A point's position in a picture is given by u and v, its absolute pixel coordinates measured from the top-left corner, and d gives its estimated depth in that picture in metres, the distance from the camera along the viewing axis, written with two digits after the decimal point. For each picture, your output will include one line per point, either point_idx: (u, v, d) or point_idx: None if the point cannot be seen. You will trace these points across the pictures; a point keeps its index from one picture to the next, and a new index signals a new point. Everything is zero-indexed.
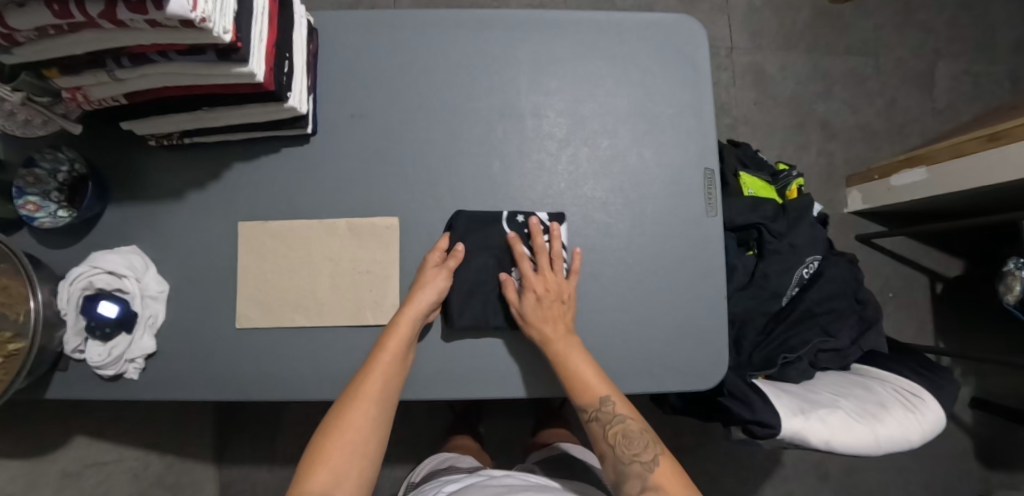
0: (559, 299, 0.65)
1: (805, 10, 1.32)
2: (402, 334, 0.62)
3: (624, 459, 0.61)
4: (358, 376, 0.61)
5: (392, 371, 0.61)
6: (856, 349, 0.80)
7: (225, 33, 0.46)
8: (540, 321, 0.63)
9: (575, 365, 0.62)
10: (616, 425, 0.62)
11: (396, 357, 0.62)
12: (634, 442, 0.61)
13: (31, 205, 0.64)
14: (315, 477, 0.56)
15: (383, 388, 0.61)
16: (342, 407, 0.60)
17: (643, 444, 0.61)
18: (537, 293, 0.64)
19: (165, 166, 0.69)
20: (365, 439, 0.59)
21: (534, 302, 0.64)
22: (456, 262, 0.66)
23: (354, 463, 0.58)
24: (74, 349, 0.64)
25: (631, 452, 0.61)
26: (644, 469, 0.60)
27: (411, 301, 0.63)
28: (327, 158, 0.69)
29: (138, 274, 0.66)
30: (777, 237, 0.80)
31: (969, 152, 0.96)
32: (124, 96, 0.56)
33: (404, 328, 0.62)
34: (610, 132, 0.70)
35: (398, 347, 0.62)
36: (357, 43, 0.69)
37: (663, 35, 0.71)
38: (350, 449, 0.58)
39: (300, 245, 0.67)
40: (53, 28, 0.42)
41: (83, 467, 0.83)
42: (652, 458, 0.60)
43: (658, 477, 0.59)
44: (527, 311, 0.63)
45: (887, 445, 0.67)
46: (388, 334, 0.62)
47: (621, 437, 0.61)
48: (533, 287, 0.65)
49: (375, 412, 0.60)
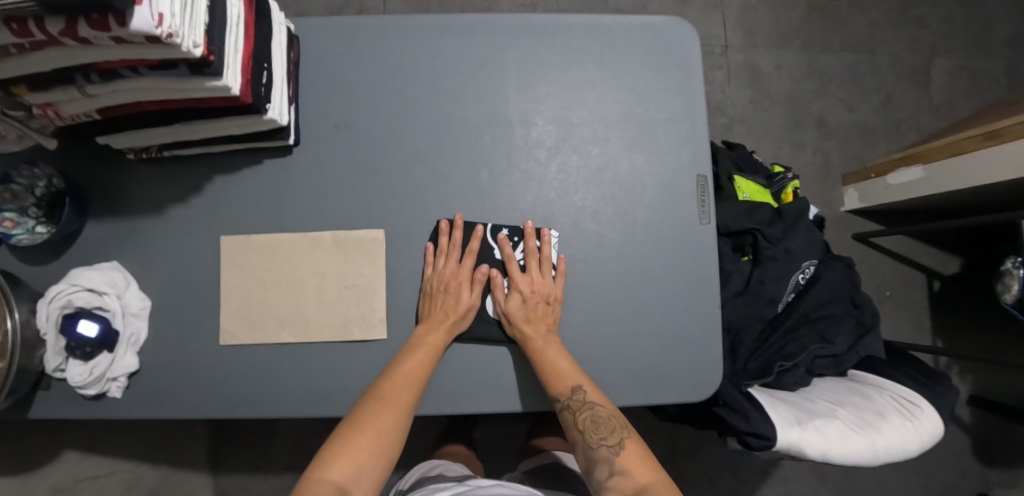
0: (547, 302, 0.65)
1: (799, 7, 1.30)
2: (432, 347, 0.62)
3: (592, 444, 0.61)
4: (383, 380, 0.61)
5: (419, 382, 0.61)
6: (853, 355, 0.78)
7: (196, 47, 0.44)
8: (521, 322, 0.64)
9: (550, 359, 0.61)
10: (585, 411, 0.60)
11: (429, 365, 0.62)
12: (600, 427, 0.60)
13: (8, 221, 0.62)
14: (337, 468, 0.55)
15: (410, 397, 0.60)
16: (366, 409, 0.59)
17: (610, 429, 0.60)
18: (522, 294, 0.65)
19: (144, 180, 0.67)
20: (386, 443, 0.58)
21: (519, 304, 0.64)
22: (481, 286, 0.67)
23: (375, 463, 0.57)
24: (56, 369, 0.61)
25: (598, 437, 0.61)
26: (611, 453, 0.60)
27: (443, 317, 0.63)
28: (310, 170, 0.67)
29: (119, 291, 0.64)
30: (773, 242, 0.78)
31: (966, 151, 0.94)
32: (97, 111, 0.55)
33: (433, 341, 0.62)
34: (601, 139, 0.68)
35: (427, 359, 0.62)
36: (339, 51, 0.68)
37: (654, 38, 0.69)
38: (372, 450, 0.57)
39: (285, 259, 0.66)
40: (15, 46, 0.41)
41: (75, 481, 0.82)
42: (619, 442, 0.60)
43: (624, 461, 0.59)
44: (511, 311, 0.64)
45: (885, 455, 0.66)
46: (417, 346, 0.62)
47: (588, 424, 0.61)
48: (520, 288, 0.65)
49: (399, 419, 0.59)
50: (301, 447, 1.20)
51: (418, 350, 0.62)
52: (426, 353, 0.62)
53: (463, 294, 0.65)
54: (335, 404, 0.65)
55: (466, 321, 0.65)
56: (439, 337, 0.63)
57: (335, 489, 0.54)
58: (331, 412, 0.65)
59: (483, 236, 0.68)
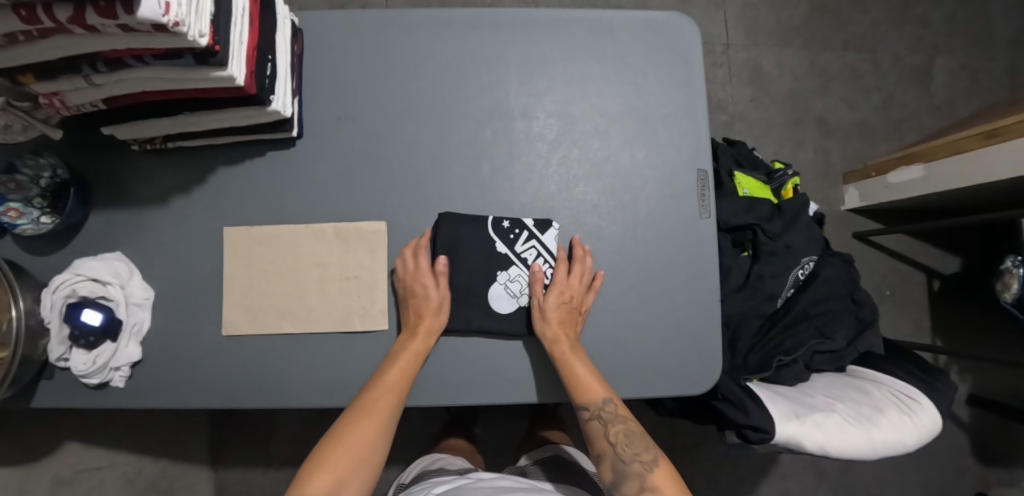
0: (571, 312, 0.64)
1: (801, 6, 1.30)
2: (412, 357, 0.62)
3: (623, 459, 0.62)
4: (366, 390, 0.61)
5: (398, 394, 0.61)
6: (851, 351, 0.78)
7: (201, 37, 0.45)
8: (543, 320, 0.63)
9: (575, 368, 0.61)
10: (617, 425, 0.62)
11: (405, 377, 0.61)
12: (633, 442, 0.62)
13: (13, 211, 0.62)
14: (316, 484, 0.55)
15: (390, 410, 0.60)
16: (348, 421, 0.59)
17: (643, 445, 0.62)
18: (560, 295, 0.64)
19: (148, 171, 0.68)
20: (368, 454, 0.59)
21: (557, 302, 0.64)
22: (444, 279, 0.65)
23: (356, 475, 0.58)
24: (59, 358, 0.62)
25: (631, 452, 0.62)
26: (643, 469, 0.61)
27: (422, 324, 0.63)
28: (313, 163, 0.67)
29: (123, 281, 0.65)
30: (772, 237, 0.79)
31: (965, 149, 0.95)
32: (102, 101, 0.55)
33: (413, 351, 0.62)
34: (602, 133, 0.69)
35: (407, 369, 0.62)
36: (343, 44, 0.68)
37: (655, 33, 0.70)
38: (354, 462, 0.58)
39: (288, 251, 0.66)
40: (22, 34, 0.41)
41: (75, 473, 0.82)
42: (652, 460, 0.61)
43: (655, 478, 0.60)
44: (549, 307, 0.63)
45: (883, 449, 0.66)
46: (398, 355, 0.62)
47: (622, 437, 0.62)
48: (560, 288, 0.64)
49: (379, 431, 0.60)
50: (301, 441, 1.21)
51: (398, 360, 0.62)
52: (408, 362, 0.62)
53: (431, 292, 0.64)
54: (335, 396, 0.65)
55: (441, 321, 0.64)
56: (418, 346, 0.62)
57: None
58: (332, 403, 0.65)
59: (485, 226, 0.67)
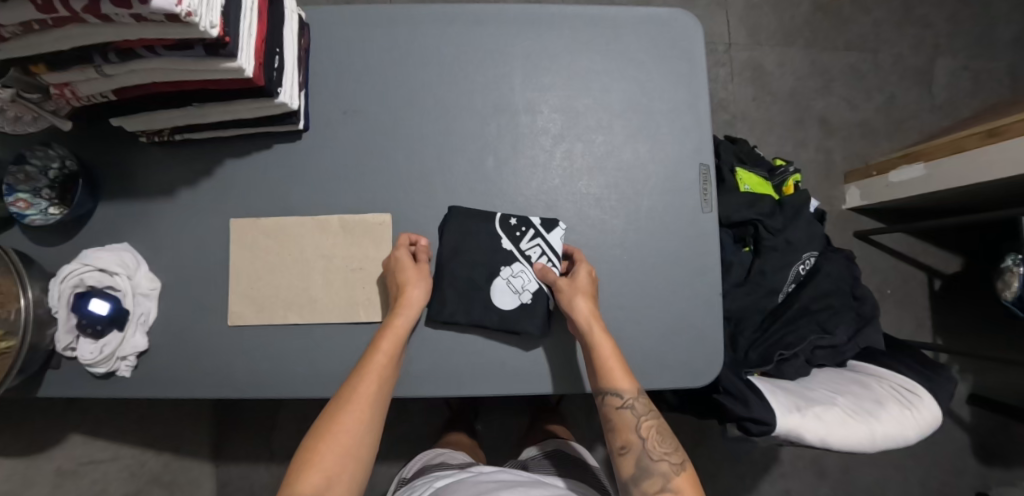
0: (594, 296, 0.64)
1: (803, 6, 1.31)
2: (397, 335, 0.61)
3: (652, 456, 0.61)
4: (353, 374, 0.60)
5: (382, 375, 0.60)
6: (853, 346, 0.79)
7: (212, 28, 0.45)
8: (578, 295, 0.62)
9: (608, 351, 0.61)
10: (649, 419, 0.63)
11: (390, 359, 0.60)
12: (664, 440, 0.62)
13: (22, 202, 0.64)
14: (306, 480, 0.54)
15: (376, 394, 0.59)
16: (338, 407, 0.58)
17: (672, 445, 0.62)
18: (588, 275, 0.64)
19: (155, 163, 0.68)
20: (362, 437, 0.58)
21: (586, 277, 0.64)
22: (425, 256, 0.66)
23: (350, 461, 0.57)
24: (66, 347, 0.63)
25: (661, 450, 0.62)
26: (669, 469, 0.60)
27: (405, 300, 0.62)
28: (319, 155, 0.68)
29: (129, 271, 0.65)
30: (774, 233, 0.79)
31: (967, 148, 0.95)
32: (112, 92, 0.56)
33: (397, 328, 0.61)
34: (605, 128, 0.70)
35: (392, 349, 0.60)
36: (350, 39, 0.69)
37: (658, 29, 0.70)
38: (347, 448, 0.57)
39: (293, 243, 0.67)
40: (38, 23, 0.42)
41: (79, 465, 0.83)
42: (680, 462, 0.61)
43: (681, 481, 0.60)
44: (582, 282, 0.64)
45: (884, 443, 0.67)
46: (381, 335, 0.61)
47: (653, 432, 0.62)
48: (586, 270, 0.65)
49: (369, 414, 0.59)
50: (304, 436, 1.21)
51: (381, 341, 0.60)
52: (393, 339, 0.61)
53: (406, 261, 0.64)
54: (338, 387, 0.66)
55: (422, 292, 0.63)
56: (401, 325, 0.61)
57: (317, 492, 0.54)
58: (336, 394, 0.66)
59: (492, 223, 0.68)
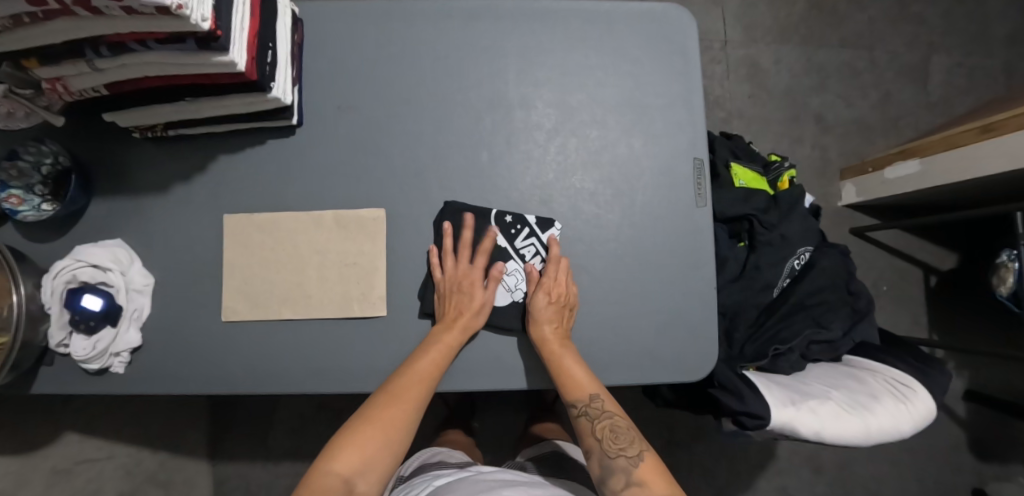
0: (558, 318, 0.64)
1: (799, 3, 1.31)
2: (449, 345, 0.62)
3: (610, 454, 0.60)
4: (401, 371, 0.61)
5: (431, 381, 0.61)
6: (849, 341, 0.78)
7: (204, 21, 0.45)
8: (542, 323, 0.63)
9: (567, 364, 0.62)
10: (603, 420, 0.62)
11: (438, 367, 0.62)
12: (619, 436, 0.61)
13: (14, 198, 0.63)
14: (344, 460, 0.55)
15: (421, 396, 0.60)
16: (383, 400, 0.60)
17: (629, 439, 0.61)
18: (547, 293, 0.64)
19: (149, 159, 0.68)
20: (396, 437, 0.59)
21: (545, 302, 0.63)
22: (494, 285, 0.67)
23: (382, 458, 0.57)
24: (59, 344, 0.62)
25: (617, 447, 0.60)
26: (630, 463, 0.59)
27: (460, 320, 0.63)
28: (314, 151, 0.68)
29: (123, 267, 0.65)
30: (768, 228, 0.80)
31: (961, 144, 0.95)
32: (104, 87, 0.55)
33: (450, 341, 0.62)
34: (599, 122, 0.70)
35: (441, 358, 0.62)
36: (343, 33, 0.69)
37: (651, 24, 0.70)
38: (381, 445, 0.57)
39: (288, 239, 0.67)
40: (27, 15, 0.42)
41: (74, 463, 0.83)
42: (638, 453, 0.60)
43: (642, 472, 0.58)
44: (539, 310, 0.63)
45: (878, 436, 0.67)
46: (434, 342, 0.63)
47: (607, 432, 0.61)
48: (546, 287, 0.64)
49: (407, 417, 0.60)
50: (301, 435, 1.21)
51: (432, 349, 0.62)
52: (445, 351, 0.62)
53: (477, 292, 0.65)
54: (334, 383, 0.66)
55: (480, 319, 0.65)
56: (455, 337, 0.63)
57: (343, 481, 0.54)
58: (331, 390, 0.66)
59: (487, 219, 0.68)
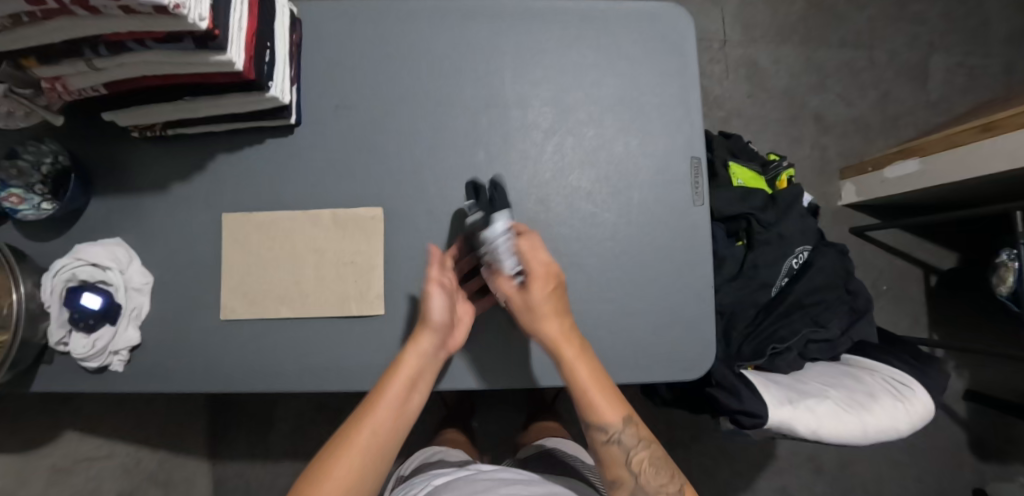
0: (561, 312, 0.58)
1: (798, 3, 1.31)
2: (405, 377, 0.57)
3: (648, 490, 0.58)
4: (352, 425, 0.55)
5: (385, 434, 0.55)
6: (846, 340, 0.79)
7: (201, 20, 0.45)
8: (547, 318, 0.57)
9: (585, 375, 0.57)
10: (641, 453, 0.59)
11: (393, 414, 0.56)
12: (659, 471, 0.59)
13: (14, 197, 0.64)
14: None
15: (373, 453, 0.54)
16: (328, 463, 0.53)
17: (668, 474, 0.59)
18: (544, 287, 0.57)
19: (148, 159, 0.69)
20: None
21: (545, 289, 0.58)
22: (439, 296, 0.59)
23: None
24: (58, 343, 0.62)
25: (657, 482, 0.58)
26: None
27: (417, 343, 0.58)
28: (312, 150, 0.68)
29: (122, 266, 0.66)
30: (766, 227, 0.80)
31: (961, 143, 0.95)
32: (104, 87, 0.56)
33: (404, 375, 0.58)
34: (595, 121, 0.70)
35: (398, 398, 0.57)
36: (340, 33, 0.69)
37: (648, 23, 0.70)
38: None
39: (286, 237, 0.67)
40: (27, 15, 0.42)
41: (73, 462, 0.83)
42: (676, 490, 0.59)
43: None
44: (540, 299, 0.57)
45: (876, 436, 0.67)
46: (389, 383, 0.57)
47: (646, 465, 0.59)
48: (542, 281, 0.58)
49: (363, 478, 0.53)
50: (301, 435, 1.21)
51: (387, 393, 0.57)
52: (413, 372, 0.58)
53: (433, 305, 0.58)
54: (330, 381, 0.66)
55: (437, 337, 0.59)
56: (410, 369, 0.58)
57: None
58: (328, 388, 0.66)
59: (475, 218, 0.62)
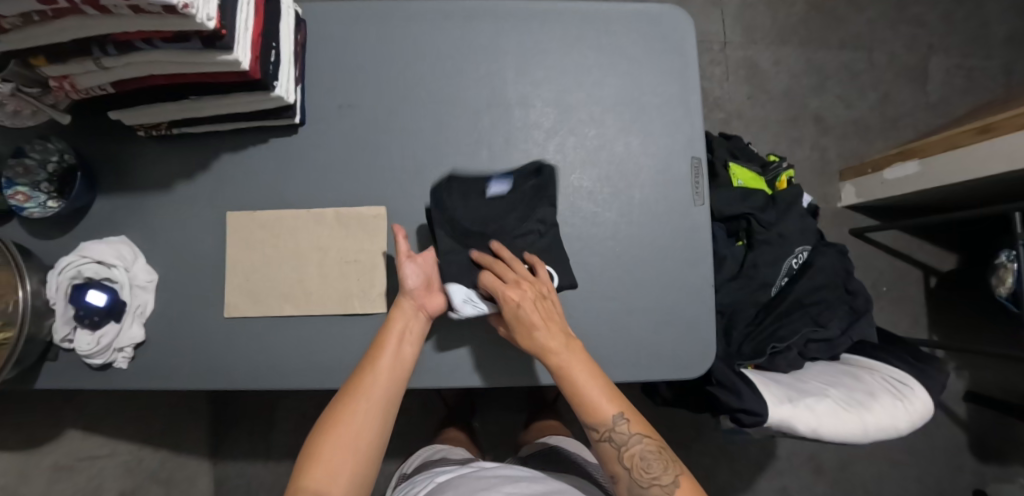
0: (552, 318, 0.60)
1: (797, 5, 1.32)
2: (397, 337, 0.61)
3: (640, 484, 0.57)
4: (349, 391, 0.59)
5: (383, 399, 0.59)
6: (846, 339, 0.79)
7: (209, 20, 0.46)
8: (533, 330, 0.58)
9: (578, 374, 0.58)
10: (632, 447, 0.57)
11: (388, 379, 0.60)
12: (651, 465, 0.57)
13: (20, 195, 0.65)
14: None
15: (373, 415, 0.58)
16: (329, 429, 0.57)
17: (661, 466, 0.57)
18: (513, 303, 0.58)
19: (153, 157, 0.69)
20: (357, 469, 0.56)
21: (514, 307, 0.58)
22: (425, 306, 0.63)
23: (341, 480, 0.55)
24: (63, 339, 0.63)
25: (650, 476, 0.57)
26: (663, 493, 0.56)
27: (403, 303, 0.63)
28: (316, 149, 0.69)
29: (127, 264, 0.66)
30: (766, 226, 0.80)
31: (960, 144, 0.96)
32: (111, 85, 0.56)
33: (393, 336, 0.61)
34: (597, 122, 0.70)
35: (390, 364, 0.60)
36: (344, 34, 0.70)
37: (649, 24, 0.71)
38: (334, 472, 0.55)
39: (290, 235, 0.68)
40: (38, 14, 0.43)
41: (76, 460, 0.83)
42: (671, 481, 0.56)
43: None
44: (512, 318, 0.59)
45: (875, 434, 0.67)
46: (380, 348, 0.61)
47: (637, 461, 0.57)
48: (508, 299, 0.58)
49: (363, 443, 0.57)
50: (301, 434, 1.21)
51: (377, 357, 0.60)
52: (401, 328, 0.62)
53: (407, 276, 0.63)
54: (332, 379, 0.66)
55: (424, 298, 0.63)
56: (397, 329, 0.62)
57: None
58: (331, 385, 0.66)
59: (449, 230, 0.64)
